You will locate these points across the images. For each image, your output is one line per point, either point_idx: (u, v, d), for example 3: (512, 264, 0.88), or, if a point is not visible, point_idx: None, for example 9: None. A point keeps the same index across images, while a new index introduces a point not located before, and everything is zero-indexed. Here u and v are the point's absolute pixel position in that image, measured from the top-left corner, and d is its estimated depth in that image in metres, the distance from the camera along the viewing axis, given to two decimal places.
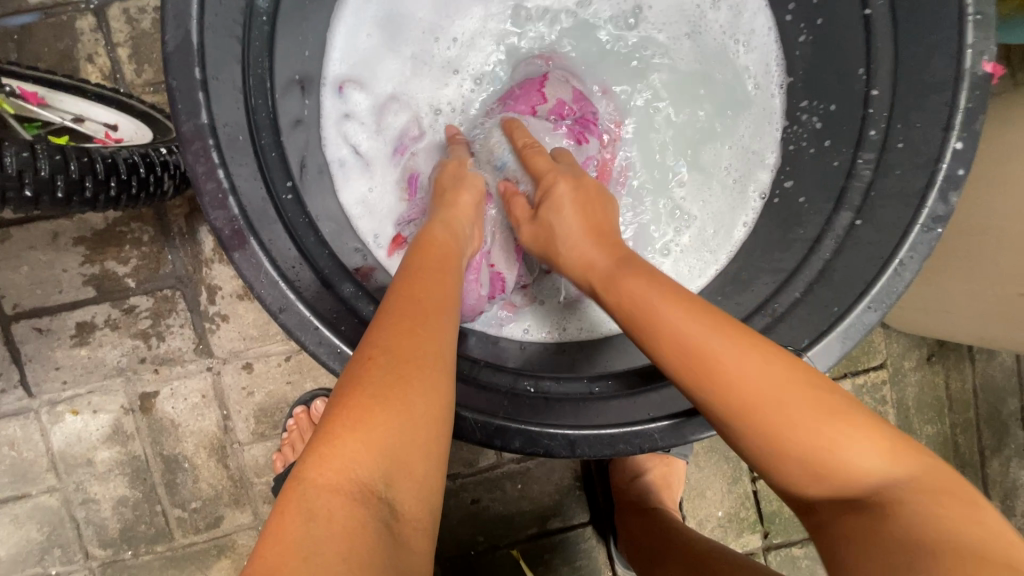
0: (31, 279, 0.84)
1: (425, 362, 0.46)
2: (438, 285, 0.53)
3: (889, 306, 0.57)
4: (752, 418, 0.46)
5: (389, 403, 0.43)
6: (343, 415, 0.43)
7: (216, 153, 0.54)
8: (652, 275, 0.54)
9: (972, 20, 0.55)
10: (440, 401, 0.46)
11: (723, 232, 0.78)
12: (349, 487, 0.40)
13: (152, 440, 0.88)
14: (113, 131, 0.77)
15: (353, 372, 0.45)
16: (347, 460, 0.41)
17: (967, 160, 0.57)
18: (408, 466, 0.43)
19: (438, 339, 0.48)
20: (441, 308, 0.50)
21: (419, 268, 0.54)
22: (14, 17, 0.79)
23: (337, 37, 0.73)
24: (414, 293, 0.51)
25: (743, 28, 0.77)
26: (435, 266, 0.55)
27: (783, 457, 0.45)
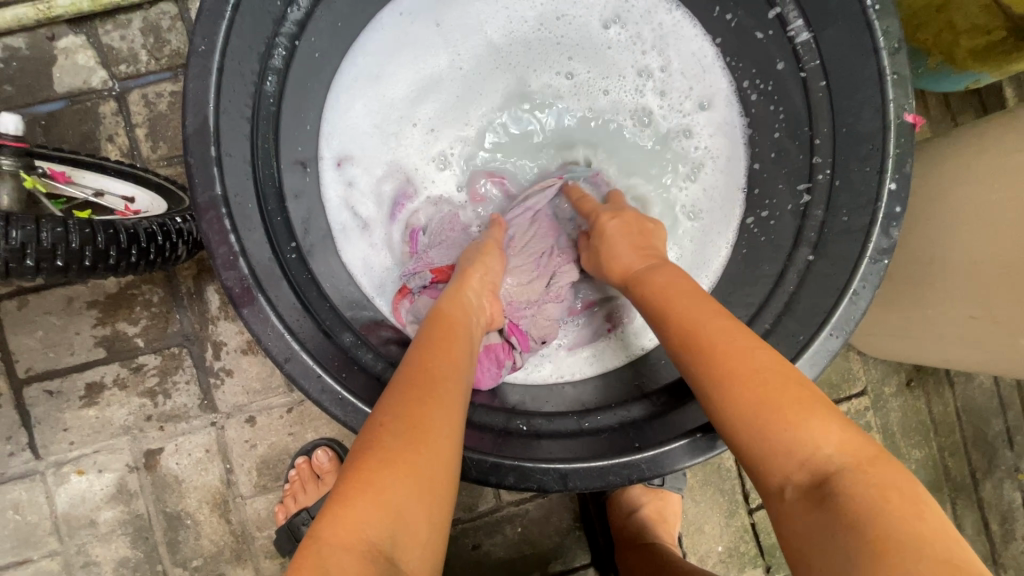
0: (45, 343, 0.88)
1: (440, 431, 0.50)
2: (450, 359, 0.57)
3: (849, 332, 0.62)
4: (746, 421, 0.49)
5: (398, 467, 0.47)
6: (353, 478, 0.46)
7: (228, 220, 0.60)
8: (689, 288, 0.59)
9: (889, 79, 0.62)
10: (448, 462, 0.49)
11: (697, 259, 0.86)
12: (360, 547, 0.43)
13: (155, 497, 0.89)
14: (131, 204, 0.84)
15: (367, 439, 0.49)
16: (359, 520, 0.44)
17: (902, 199, 0.63)
18: (413, 526, 0.45)
19: (451, 407, 0.52)
20: (454, 378, 0.55)
21: (443, 340, 0.59)
22: (43, 105, 0.87)
23: (331, 115, 0.80)
24: (427, 369, 0.55)
25: (698, 89, 0.86)
26: (447, 341, 0.59)
27: (769, 444, 0.48)
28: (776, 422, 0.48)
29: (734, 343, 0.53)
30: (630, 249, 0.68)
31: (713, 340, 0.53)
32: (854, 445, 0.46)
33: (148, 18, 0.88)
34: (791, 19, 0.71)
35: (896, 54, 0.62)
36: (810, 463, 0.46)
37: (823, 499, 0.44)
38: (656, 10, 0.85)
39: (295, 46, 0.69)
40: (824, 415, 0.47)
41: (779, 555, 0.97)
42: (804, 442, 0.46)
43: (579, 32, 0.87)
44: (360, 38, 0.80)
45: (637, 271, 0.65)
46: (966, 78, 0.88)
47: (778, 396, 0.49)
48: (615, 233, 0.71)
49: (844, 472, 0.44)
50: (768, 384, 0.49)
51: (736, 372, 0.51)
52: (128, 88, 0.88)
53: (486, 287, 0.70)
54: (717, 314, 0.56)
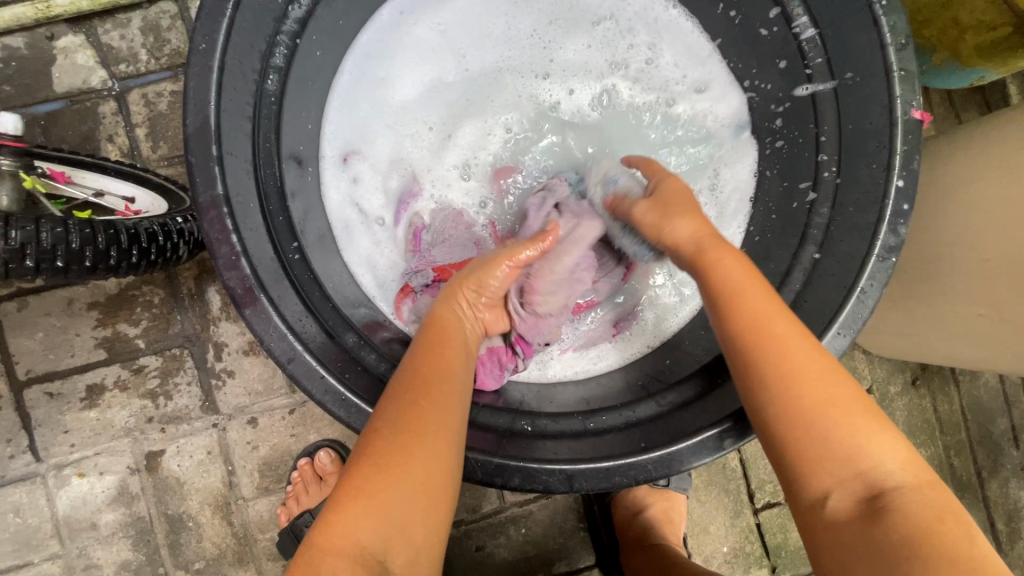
0: (45, 344, 0.88)
1: (434, 435, 0.50)
2: (447, 363, 0.57)
3: (857, 330, 0.61)
4: (804, 425, 0.48)
5: (389, 473, 0.47)
6: (347, 484, 0.48)
7: (230, 220, 0.59)
8: (739, 262, 0.55)
9: (897, 76, 0.62)
10: (442, 465, 0.50)
11: None
12: (354, 553, 0.45)
13: (156, 499, 0.89)
14: (131, 204, 0.83)
15: (361, 443, 0.50)
16: (352, 527, 0.46)
17: (910, 196, 0.62)
18: (405, 533, 0.47)
19: (446, 409, 0.52)
20: (451, 380, 0.55)
21: (439, 344, 0.58)
22: (42, 105, 0.87)
23: (332, 112, 0.80)
24: (423, 373, 0.54)
25: (699, 78, 0.85)
26: (443, 344, 0.59)
27: (818, 453, 0.47)
28: (831, 428, 0.47)
29: (787, 329, 0.51)
30: (692, 218, 0.60)
31: (760, 319, 0.51)
32: (910, 465, 0.47)
33: (148, 17, 0.87)
34: (796, 15, 0.70)
35: (902, 50, 0.62)
36: (866, 478, 0.46)
37: (874, 514, 0.44)
38: (653, 6, 0.85)
39: (297, 44, 0.69)
40: (884, 428, 0.47)
41: (784, 555, 0.96)
42: (864, 455, 0.46)
43: (575, 24, 0.86)
44: (360, 36, 0.80)
45: (697, 246, 0.58)
46: (972, 76, 0.88)
47: (834, 392, 0.48)
48: (679, 195, 0.63)
49: (899, 490, 0.45)
50: (816, 377, 0.48)
51: (791, 377, 0.49)
52: (128, 88, 0.88)
53: (481, 297, 0.66)
54: (770, 303, 0.52)
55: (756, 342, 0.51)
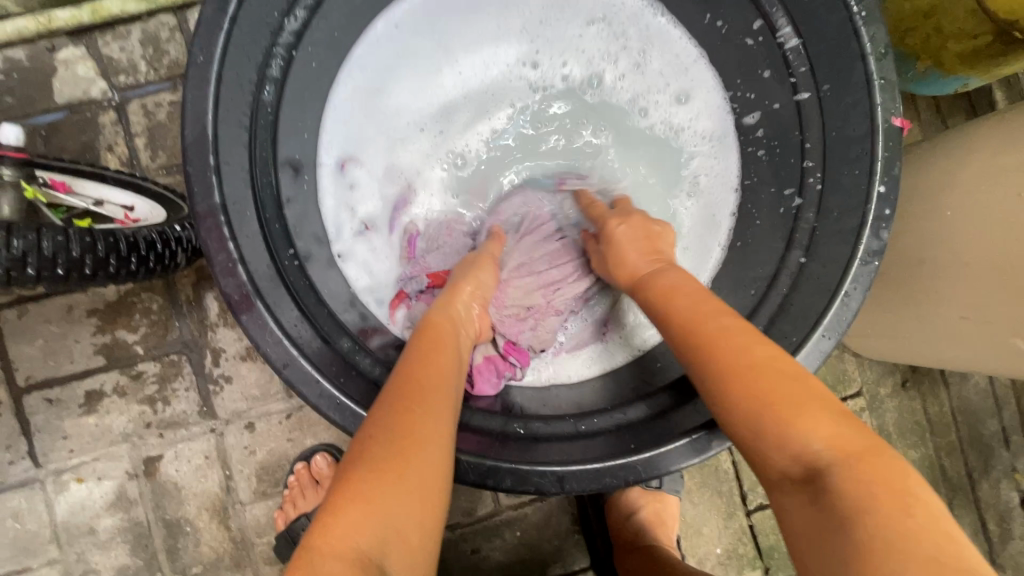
0: (44, 351, 0.89)
1: (429, 438, 0.51)
2: (439, 368, 0.59)
3: (841, 333, 0.63)
4: (750, 407, 0.49)
5: (385, 476, 0.48)
6: (343, 488, 0.48)
7: (227, 228, 0.60)
8: (689, 279, 0.62)
9: (877, 84, 0.63)
10: (436, 469, 0.50)
11: (699, 253, 0.86)
12: (350, 556, 0.44)
13: (154, 504, 0.90)
14: (130, 212, 0.85)
15: (357, 449, 0.50)
16: (350, 529, 0.45)
17: (891, 201, 0.63)
18: (403, 534, 0.46)
19: (440, 413, 0.54)
20: (443, 385, 0.56)
21: (430, 351, 0.60)
22: (43, 115, 0.88)
23: (328, 122, 0.81)
24: (415, 377, 0.56)
25: (686, 84, 0.87)
26: (437, 352, 0.60)
27: (765, 433, 0.48)
28: (771, 412, 0.48)
29: (729, 335, 0.53)
30: (640, 254, 0.69)
31: (708, 327, 0.55)
32: (849, 442, 0.45)
33: (147, 30, 0.89)
34: (779, 26, 0.72)
35: (883, 60, 0.63)
36: (803, 459, 0.45)
37: (816, 492, 0.44)
38: (642, 14, 0.87)
39: (293, 56, 0.70)
40: (813, 408, 0.47)
41: (777, 557, 0.97)
42: (798, 435, 0.46)
43: (564, 32, 0.88)
44: (355, 49, 0.81)
45: (643, 275, 0.67)
46: (956, 83, 0.90)
47: (768, 376, 0.50)
48: (629, 230, 0.71)
49: (833, 468, 0.44)
50: (752, 360, 0.51)
51: (728, 362, 0.52)
52: (128, 98, 0.89)
53: (476, 300, 0.70)
54: (705, 305, 0.58)
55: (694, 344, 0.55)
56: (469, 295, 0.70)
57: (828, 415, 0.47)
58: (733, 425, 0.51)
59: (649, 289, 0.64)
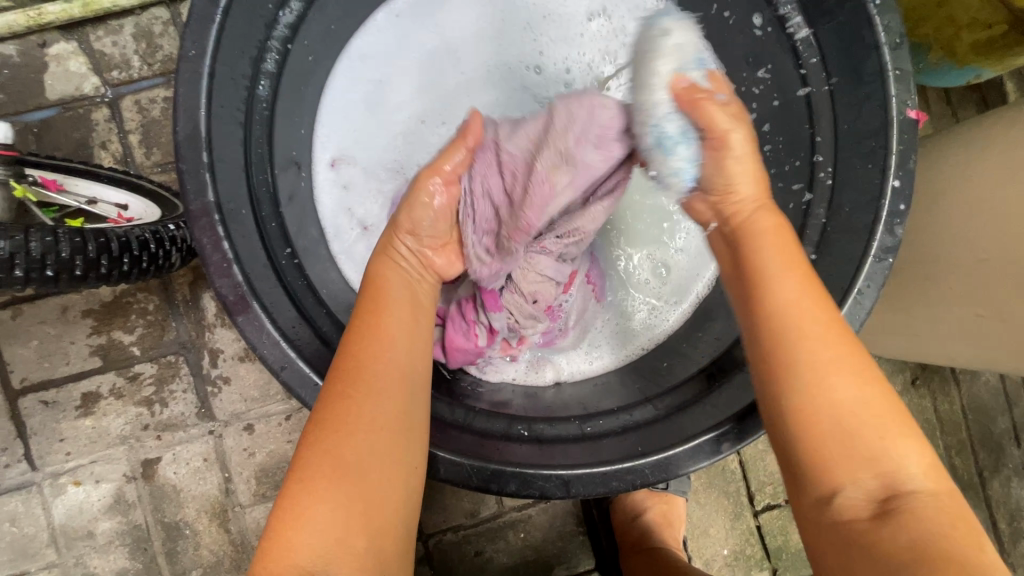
0: (39, 353, 0.87)
1: (359, 439, 0.52)
2: (376, 351, 0.57)
3: (854, 332, 0.61)
4: (820, 413, 0.48)
5: (319, 485, 0.50)
6: (284, 504, 0.49)
7: (221, 227, 0.58)
8: (781, 240, 0.55)
9: (892, 74, 0.61)
10: (371, 467, 0.51)
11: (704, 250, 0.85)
12: (293, 568, 0.46)
13: (153, 507, 0.88)
14: (124, 211, 0.83)
15: (297, 460, 0.52)
16: (292, 543, 0.47)
17: (906, 196, 0.61)
18: (344, 538, 0.48)
19: (370, 410, 0.53)
20: (377, 372, 0.56)
21: (361, 337, 0.58)
22: (35, 112, 0.86)
23: (326, 116, 0.79)
24: (350, 367, 0.55)
25: None
26: (367, 334, 0.58)
27: (838, 456, 0.47)
28: (860, 435, 0.47)
29: (827, 341, 0.49)
30: (755, 188, 0.59)
31: (810, 333, 0.50)
32: (934, 470, 0.47)
33: (140, 24, 0.87)
34: (790, 17, 0.71)
35: (898, 49, 0.61)
36: (885, 476, 0.46)
37: (886, 515, 0.45)
38: (647, 3, 0.84)
39: (288, 50, 0.68)
40: (908, 430, 0.48)
41: (785, 558, 0.96)
42: (887, 455, 0.46)
43: (567, 24, 0.86)
44: (355, 40, 0.80)
45: (750, 210, 0.58)
46: (969, 74, 0.87)
47: (866, 388, 0.48)
48: (749, 151, 0.59)
49: (917, 492, 0.45)
50: (845, 366, 0.49)
51: (809, 358, 0.49)
52: (121, 94, 0.87)
53: (430, 267, 0.68)
54: (802, 283, 0.52)
55: (774, 339, 0.50)
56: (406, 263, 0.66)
57: (917, 440, 0.48)
58: (799, 423, 0.48)
59: (738, 244, 0.57)
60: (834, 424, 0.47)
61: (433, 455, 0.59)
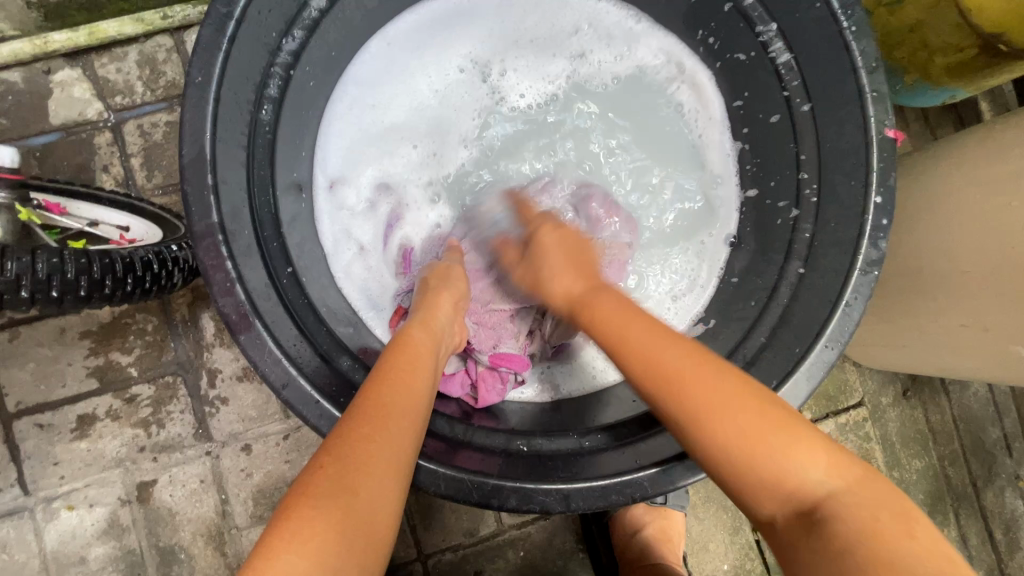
0: (36, 375, 0.87)
1: (380, 473, 0.46)
2: (411, 389, 0.54)
3: (844, 343, 0.62)
4: (724, 442, 0.46)
5: (327, 516, 0.42)
6: (282, 530, 0.41)
7: (225, 248, 0.60)
8: (622, 302, 0.58)
9: (870, 96, 0.64)
10: (386, 508, 0.45)
11: (696, 265, 0.88)
12: None
13: (147, 531, 0.87)
14: (126, 233, 0.84)
15: (303, 479, 0.44)
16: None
17: (888, 211, 0.64)
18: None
19: (397, 444, 0.48)
20: (411, 414, 0.51)
21: (400, 369, 0.55)
22: (38, 137, 0.88)
23: (327, 143, 0.82)
24: (380, 399, 0.51)
25: (674, 96, 0.88)
26: (410, 367, 0.56)
27: (761, 487, 0.45)
28: (763, 454, 0.45)
29: (703, 374, 0.49)
30: (563, 268, 0.66)
31: (674, 371, 0.49)
32: (836, 466, 0.44)
33: (144, 51, 0.89)
34: (771, 43, 0.73)
35: (874, 72, 0.64)
36: (796, 494, 0.44)
37: (813, 526, 0.42)
38: (627, 19, 0.88)
39: (290, 75, 0.70)
40: (800, 433, 0.45)
41: None
42: (786, 466, 0.44)
43: (554, 43, 0.89)
44: (350, 67, 0.82)
45: (580, 292, 0.62)
46: (945, 94, 0.91)
47: (741, 415, 0.46)
48: (557, 246, 0.69)
49: (831, 497, 0.43)
50: (725, 401, 0.47)
51: (702, 407, 0.47)
52: (124, 119, 0.89)
53: (457, 313, 0.69)
54: (662, 336, 0.52)
55: (664, 389, 0.49)
56: (450, 312, 0.68)
57: (809, 440, 0.45)
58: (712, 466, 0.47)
59: (580, 310, 0.61)
60: (726, 453, 0.46)
61: (433, 472, 0.59)
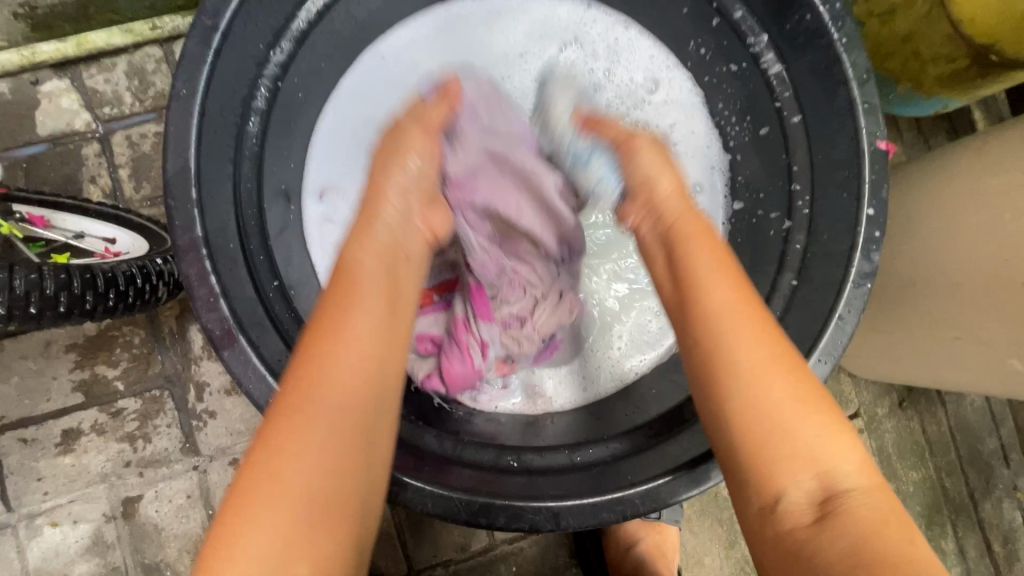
0: (20, 389, 0.86)
1: (304, 442, 0.45)
2: (335, 335, 0.49)
3: (837, 357, 0.62)
4: (767, 407, 0.47)
5: (260, 495, 0.43)
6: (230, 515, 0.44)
7: (209, 262, 0.59)
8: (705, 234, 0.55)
9: (861, 108, 0.64)
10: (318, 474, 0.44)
11: None
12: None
13: (133, 548, 0.86)
14: (112, 245, 0.83)
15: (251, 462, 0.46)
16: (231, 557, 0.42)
17: (881, 224, 0.63)
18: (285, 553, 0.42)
19: (320, 407, 0.46)
20: (334, 371, 0.48)
21: (326, 315, 0.51)
22: (24, 148, 0.87)
23: (315, 155, 0.78)
24: (305, 361, 0.48)
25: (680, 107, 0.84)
26: (337, 306, 0.51)
27: (773, 445, 0.46)
28: (796, 423, 0.46)
29: (751, 326, 0.49)
30: (665, 174, 0.58)
31: (722, 310, 0.50)
32: (865, 467, 0.46)
33: (132, 62, 0.89)
34: (762, 54, 0.74)
35: (865, 84, 0.64)
36: (822, 474, 0.45)
37: (828, 512, 0.43)
38: (630, 27, 0.84)
39: (278, 87, 0.70)
40: (829, 418, 0.47)
41: None
42: (812, 445, 0.46)
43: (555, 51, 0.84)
44: (343, 78, 0.79)
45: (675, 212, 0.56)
46: (937, 103, 0.91)
47: (782, 376, 0.48)
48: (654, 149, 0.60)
49: (854, 489, 0.44)
50: (764, 356, 0.48)
51: (747, 356, 0.48)
52: (112, 129, 0.88)
53: (414, 200, 0.59)
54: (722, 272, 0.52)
55: (713, 332, 0.50)
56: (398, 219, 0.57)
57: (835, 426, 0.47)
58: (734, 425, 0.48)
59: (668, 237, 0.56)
60: (756, 412, 0.47)
61: (420, 491, 0.58)
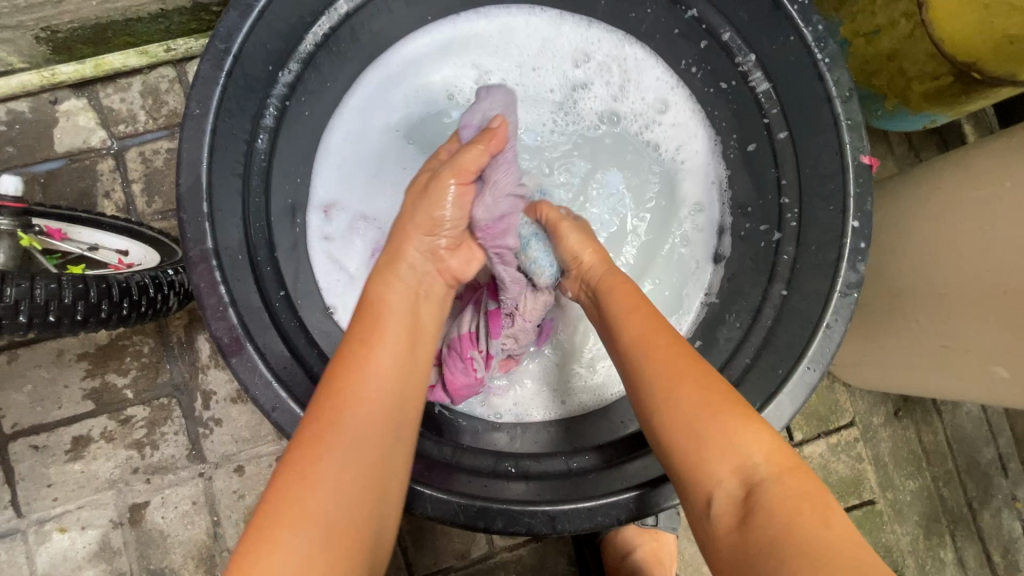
0: (32, 397, 0.88)
1: (336, 457, 0.48)
2: (365, 364, 0.54)
3: (826, 364, 0.63)
4: (671, 423, 0.53)
5: (290, 507, 0.46)
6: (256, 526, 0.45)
7: (218, 273, 0.61)
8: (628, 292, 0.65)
9: (845, 124, 0.66)
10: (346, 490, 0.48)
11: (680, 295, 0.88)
12: None
13: (138, 553, 0.87)
14: (124, 257, 0.86)
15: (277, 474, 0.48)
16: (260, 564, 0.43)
17: (866, 235, 0.65)
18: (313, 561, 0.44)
19: (353, 428, 0.50)
20: (366, 396, 0.52)
21: (356, 344, 0.56)
22: (43, 164, 0.90)
23: (320, 173, 0.84)
24: (336, 385, 0.52)
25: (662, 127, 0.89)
26: (364, 341, 0.56)
27: (693, 458, 0.51)
28: (709, 434, 0.51)
29: (669, 354, 0.57)
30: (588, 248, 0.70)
31: (656, 349, 0.58)
32: (778, 456, 0.50)
33: (147, 82, 0.93)
34: (750, 73, 0.76)
35: (849, 101, 0.66)
36: (742, 474, 0.49)
37: (747, 510, 0.47)
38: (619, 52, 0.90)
39: (286, 106, 0.73)
40: (755, 424, 0.51)
41: None
42: (734, 452, 0.50)
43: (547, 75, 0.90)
44: (348, 99, 0.85)
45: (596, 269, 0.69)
46: (924, 119, 0.94)
47: (700, 395, 0.53)
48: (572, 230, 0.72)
49: (765, 482, 0.48)
50: (696, 380, 0.54)
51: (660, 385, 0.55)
52: (126, 146, 0.92)
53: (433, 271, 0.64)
54: (651, 316, 0.61)
55: (635, 363, 0.58)
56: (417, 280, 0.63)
57: (759, 432, 0.51)
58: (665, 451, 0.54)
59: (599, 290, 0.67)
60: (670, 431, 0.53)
61: (420, 494, 0.60)
